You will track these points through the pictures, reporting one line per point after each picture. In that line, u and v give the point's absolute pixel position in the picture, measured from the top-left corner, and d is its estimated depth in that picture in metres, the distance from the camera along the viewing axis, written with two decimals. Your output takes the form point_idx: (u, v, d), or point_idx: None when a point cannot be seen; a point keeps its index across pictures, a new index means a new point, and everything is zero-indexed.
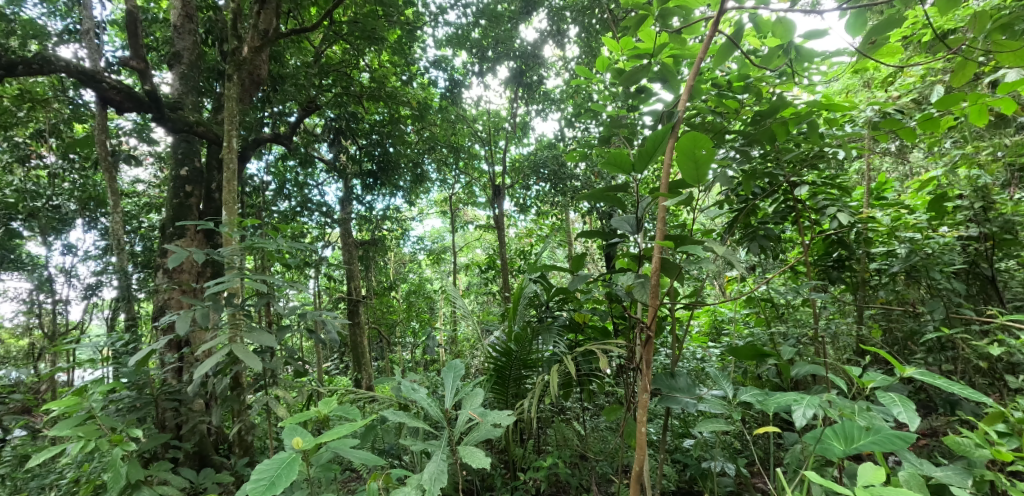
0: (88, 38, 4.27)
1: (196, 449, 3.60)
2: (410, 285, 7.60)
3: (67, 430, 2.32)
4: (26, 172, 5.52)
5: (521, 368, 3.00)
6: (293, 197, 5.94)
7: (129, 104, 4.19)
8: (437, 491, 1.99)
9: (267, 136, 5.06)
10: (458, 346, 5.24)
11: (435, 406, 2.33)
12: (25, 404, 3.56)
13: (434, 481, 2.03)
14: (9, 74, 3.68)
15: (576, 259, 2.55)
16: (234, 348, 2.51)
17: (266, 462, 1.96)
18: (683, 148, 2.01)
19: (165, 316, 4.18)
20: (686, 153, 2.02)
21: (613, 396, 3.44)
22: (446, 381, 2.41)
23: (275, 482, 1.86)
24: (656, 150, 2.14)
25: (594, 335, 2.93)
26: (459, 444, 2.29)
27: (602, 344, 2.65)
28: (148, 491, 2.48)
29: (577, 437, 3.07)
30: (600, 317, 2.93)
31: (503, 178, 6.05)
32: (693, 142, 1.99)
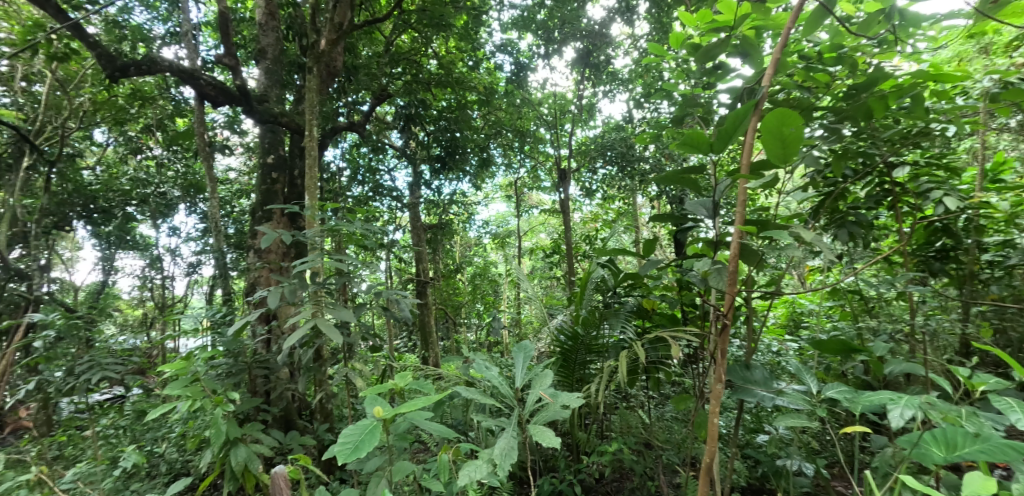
0: (186, 39, 4.55)
1: (282, 414, 3.84)
2: (475, 268, 7.52)
3: (178, 390, 2.62)
4: (138, 163, 6.06)
5: (587, 353, 2.98)
6: (366, 182, 6.15)
7: (223, 99, 4.47)
8: (507, 466, 2.01)
9: (343, 125, 5.23)
10: (523, 329, 5.27)
11: (505, 385, 2.37)
12: (141, 368, 3.98)
13: (504, 456, 2.05)
14: (123, 75, 3.98)
15: (646, 244, 2.47)
16: (317, 322, 2.65)
17: (351, 427, 2.04)
18: (769, 127, 1.89)
19: (256, 293, 4.49)
20: (771, 131, 1.89)
21: (680, 386, 3.36)
22: (517, 361, 2.45)
23: (359, 446, 1.95)
24: (737, 128, 2.00)
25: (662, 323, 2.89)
26: (529, 424, 2.29)
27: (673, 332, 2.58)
28: (245, 449, 2.72)
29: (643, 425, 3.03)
30: (668, 304, 2.86)
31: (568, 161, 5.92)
32: (782, 119, 1.85)
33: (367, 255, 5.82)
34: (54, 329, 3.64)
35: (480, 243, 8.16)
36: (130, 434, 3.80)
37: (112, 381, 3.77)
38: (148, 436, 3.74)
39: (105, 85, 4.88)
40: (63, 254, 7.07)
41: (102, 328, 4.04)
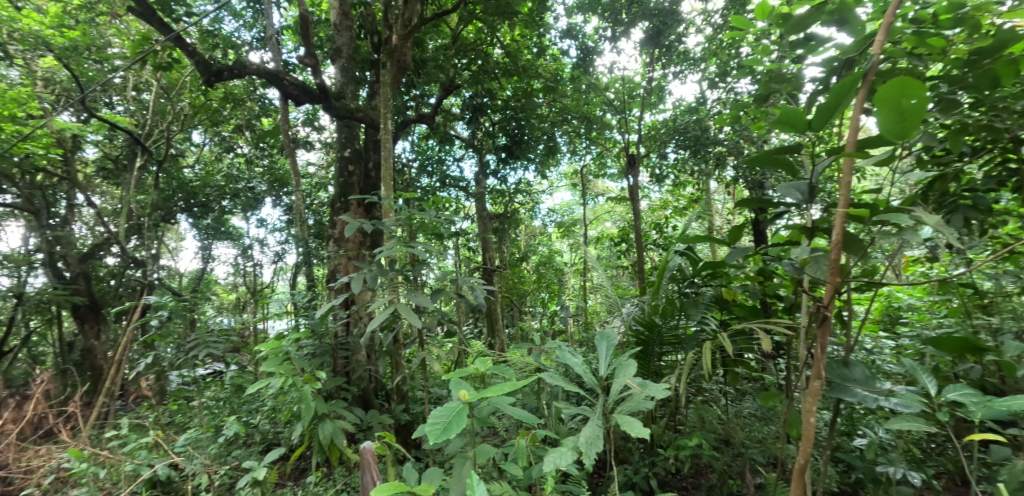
0: (271, 43, 4.84)
1: (361, 393, 4.24)
2: (540, 256, 7.57)
3: (272, 368, 3.23)
4: (230, 160, 6.55)
5: (663, 344, 2.95)
6: (434, 174, 6.34)
7: (305, 97, 4.78)
8: (592, 454, 2.04)
9: (413, 117, 5.43)
10: (589, 318, 5.26)
11: (589, 374, 2.39)
12: (238, 346, 4.37)
13: (589, 445, 2.07)
14: (218, 80, 4.28)
15: (733, 231, 2.41)
16: (398, 307, 2.88)
17: (440, 409, 2.16)
18: (885, 98, 1.77)
19: (336, 279, 4.79)
20: (888, 98, 1.77)
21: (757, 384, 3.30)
22: (600, 351, 2.44)
23: (448, 428, 2.06)
24: (841, 103, 1.90)
25: (743, 315, 2.85)
26: (612, 414, 2.32)
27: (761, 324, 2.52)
28: (328, 423, 3.29)
29: (721, 420, 3.00)
30: (751, 296, 2.81)
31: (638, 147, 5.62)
32: (901, 89, 1.74)
33: (437, 244, 6.01)
34: (167, 310, 4.12)
35: (545, 232, 8.17)
36: (230, 406, 4.21)
37: (215, 357, 4.21)
38: (246, 407, 4.14)
39: (200, 90, 5.29)
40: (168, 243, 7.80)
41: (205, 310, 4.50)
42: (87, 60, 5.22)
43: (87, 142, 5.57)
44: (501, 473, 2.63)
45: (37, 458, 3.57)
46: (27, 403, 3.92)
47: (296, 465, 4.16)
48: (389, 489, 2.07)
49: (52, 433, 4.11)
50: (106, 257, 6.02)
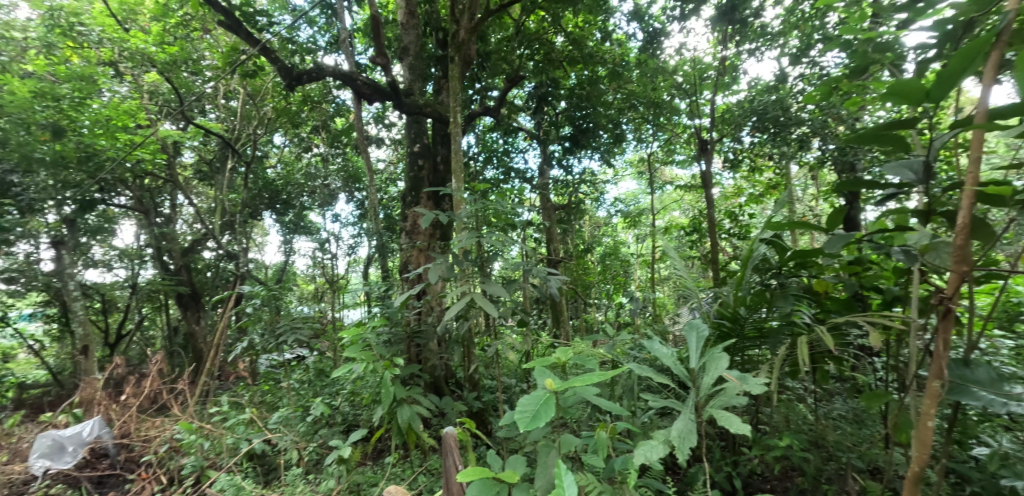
0: (344, 46, 5.08)
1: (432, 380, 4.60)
2: (605, 248, 7.50)
3: (354, 355, 3.66)
4: (309, 159, 6.97)
5: (748, 339, 2.83)
6: (499, 166, 6.44)
7: (376, 96, 4.98)
8: (687, 448, 2.05)
9: (479, 110, 5.51)
10: (656, 309, 5.18)
11: (680, 366, 2.37)
12: (319, 333, 4.70)
13: (683, 438, 2.10)
14: (298, 84, 4.53)
15: (836, 213, 2.31)
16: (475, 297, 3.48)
17: (528, 397, 2.27)
18: None
19: (407, 270, 5.02)
20: None
21: (846, 383, 3.10)
22: (691, 341, 2.44)
23: (536, 416, 2.15)
24: (966, 70, 1.64)
25: (836, 309, 2.76)
26: (705, 408, 2.31)
27: (865, 318, 2.36)
28: (408, 407, 3.72)
29: (807, 423, 2.83)
30: (847, 288, 2.70)
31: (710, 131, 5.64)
32: None
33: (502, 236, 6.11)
34: (258, 299, 4.48)
35: (610, 222, 8.08)
36: (313, 388, 4.55)
37: (300, 343, 4.55)
38: (327, 390, 4.46)
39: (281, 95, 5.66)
40: (256, 238, 8.39)
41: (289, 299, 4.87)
42: (185, 72, 5.74)
43: (186, 147, 6.13)
44: (579, 465, 2.67)
45: (153, 431, 4.04)
46: (145, 381, 4.42)
47: (374, 446, 4.43)
48: (475, 473, 2.16)
49: (164, 408, 4.61)
50: (204, 251, 6.60)
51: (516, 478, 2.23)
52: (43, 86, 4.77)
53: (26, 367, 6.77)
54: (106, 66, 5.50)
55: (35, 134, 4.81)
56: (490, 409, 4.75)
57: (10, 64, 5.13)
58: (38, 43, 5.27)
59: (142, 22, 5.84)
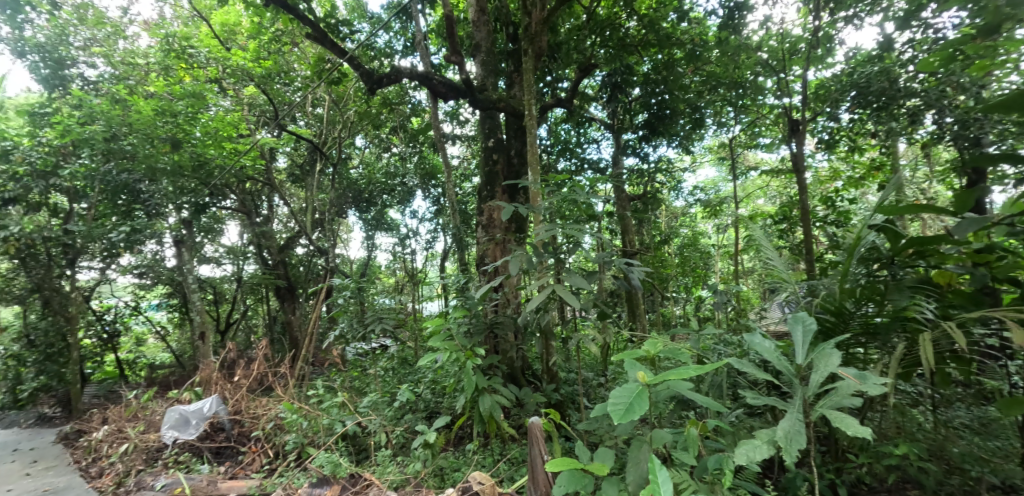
0: (420, 47, 5.21)
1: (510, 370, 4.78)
2: (683, 239, 7.28)
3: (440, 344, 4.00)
4: (388, 159, 7.27)
5: (857, 335, 2.67)
6: (571, 158, 6.41)
7: (450, 93, 5.10)
8: (796, 450, 2.02)
9: (552, 101, 5.40)
10: (741, 303, 4.96)
11: (784, 361, 2.30)
12: (402, 323, 4.96)
13: (790, 440, 2.06)
14: (379, 88, 4.73)
15: (962, 197, 2.22)
16: (557, 288, 3.69)
17: (619, 389, 2.33)
18: None
19: (485, 263, 5.15)
20: None
21: (970, 387, 2.89)
22: (795, 336, 2.34)
23: (630, 409, 2.22)
24: None
25: (966, 303, 2.58)
26: (813, 407, 2.23)
27: (1002, 315, 2.28)
28: (489, 397, 3.98)
29: (922, 431, 2.71)
30: (977, 281, 2.54)
31: (802, 110, 5.13)
32: None
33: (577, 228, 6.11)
34: (347, 290, 4.87)
35: (687, 213, 7.83)
36: (398, 375, 4.82)
37: (385, 332, 4.83)
38: (411, 378, 4.71)
39: (362, 99, 5.94)
40: (341, 235, 8.91)
41: (374, 291, 5.18)
42: (278, 83, 6.20)
43: (280, 152, 6.64)
44: (670, 461, 2.70)
45: (259, 408, 4.44)
46: (253, 364, 4.88)
47: (457, 432, 4.62)
48: (564, 464, 2.40)
49: (268, 390, 5.07)
50: (297, 247, 7.11)
51: (606, 470, 2.45)
52: (162, 104, 5.31)
53: (154, 350, 7.65)
54: (212, 83, 6.02)
55: (157, 147, 5.35)
56: (568, 401, 4.80)
57: (137, 86, 5.90)
58: (158, 66, 5.89)
59: (239, 40, 6.27)
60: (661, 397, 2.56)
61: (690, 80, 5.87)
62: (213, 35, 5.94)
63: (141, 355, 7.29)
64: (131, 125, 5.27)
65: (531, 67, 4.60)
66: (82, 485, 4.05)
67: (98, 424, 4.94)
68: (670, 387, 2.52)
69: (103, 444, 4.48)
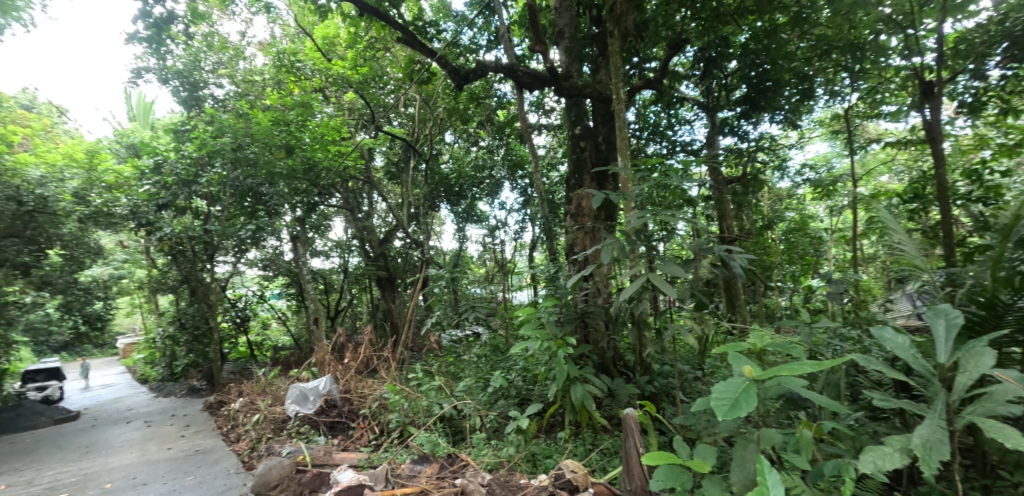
0: (504, 40, 5.28)
1: (600, 361, 4.82)
2: (790, 223, 6.80)
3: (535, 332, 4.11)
4: (477, 153, 7.41)
5: (1013, 334, 2.43)
6: (661, 140, 6.02)
7: (535, 83, 5.13)
8: (937, 461, 1.98)
9: (638, 83, 5.08)
10: (859, 294, 4.54)
11: (921, 363, 2.25)
12: (495, 311, 5.12)
13: (930, 450, 2.02)
14: (466, 84, 4.88)
15: None
16: (653, 278, 3.79)
17: (724, 384, 2.44)
18: None
19: (575, 252, 5.16)
20: None
21: None
22: (936, 335, 2.27)
23: (736, 405, 2.33)
24: None
25: None
26: (956, 415, 2.17)
27: None
28: (580, 386, 4.03)
29: None
30: None
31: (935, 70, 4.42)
32: None
33: None
34: (442, 281, 5.10)
35: (795, 194, 7.28)
36: (492, 362, 5.00)
37: (478, 320, 5.01)
38: (505, 365, 4.87)
39: (450, 97, 6.12)
40: (436, 228, 9.27)
41: (468, 281, 5.41)
42: (374, 88, 6.54)
43: (377, 152, 7.04)
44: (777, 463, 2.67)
45: (366, 388, 4.79)
46: (361, 349, 5.28)
47: (549, 420, 4.69)
48: (661, 458, 2.52)
49: (374, 371, 5.45)
50: (396, 240, 7.51)
51: (705, 468, 2.52)
52: (277, 115, 5.85)
53: (276, 333, 8.48)
54: (318, 92, 6.52)
55: (274, 153, 5.85)
56: (663, 394, 4.72)
57: (256, 100, 6.50)
58: (272, 81, 6.54)
59: (339, 50, 6.70)
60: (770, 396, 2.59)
61: (797, 46, 4.91)
62: (316, 48, 6.37)
63: (267, 337, 8.13)
64: (252, 136, 5.84)
65: (617, 51, 4.51)
66: (224, 448, 4.65)
67: (234, 397, 5.60)
68: (780, 385, 2.55)
69: (239, 414, 5.09)
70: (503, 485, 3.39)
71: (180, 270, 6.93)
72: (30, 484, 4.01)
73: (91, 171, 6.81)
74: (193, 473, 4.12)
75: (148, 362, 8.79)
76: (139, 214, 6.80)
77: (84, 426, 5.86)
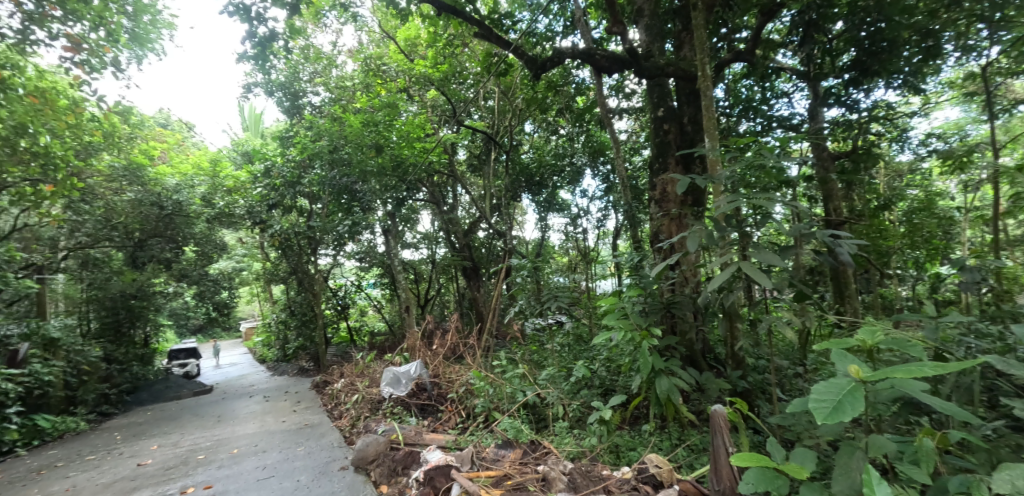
0: (580, 23, 5.15)
1: (689, 353, 4.58)
2: (911, 202, 5.98)
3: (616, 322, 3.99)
4: (557, 141, 7.35)
5: None
6: (756, 116, 5.49)
7: (614, 66, 4.96)
8: None
9: (728, 56, 4.72)
10: (998, 283, 3.89)
11: None
12: (576, 300, 5.09)
13: None
14: (542, 72, 4.84)
15: None
16: (744, 266, 3.49)
17: (824, 385, 2.18)
18: None
19: (660, 239, 4.95)
20: None
21: None
22: None
23: (838, 410, 2.06)
24: None
25: None
26: None
27: None
28: (666, 379, 3.84)
29: None
30: None
31: None
32: None
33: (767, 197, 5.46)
34: (524, 271, 5.21)
35: (918, 169, 6.38)
36: (574, 351, 4.99)
37: (561, 310, 5.03)
38: (586, 355, 4.83)
39: (528, 86, 6.11)
40: (517, 218, 9.31)
41: (548, 270, 5.44)
42: (455, 83, 6.72)
43: (460, 146, 7.24)
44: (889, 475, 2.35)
45: (453, 374, 5.08)
46: (447, 335, 5.54)
47: (633, 412, 4.60)
48: (752, 460, 2.29)
49: (460, 358, 5.69)
50: (480, 231, 7.71)
51: (804, 474, 2.26)
52: (366, 116, 6.14)
53: (375, 319, 9.15)
54: (403, 92, 6.71)
55: (366, 153, 6.26)
56: (757, 391, 4.41)
57: (348, 105, 6.95)
58: (361, 86, 6.98)
59: (421, 51, 6.88)
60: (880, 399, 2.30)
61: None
62: (399, 50, 6.63)
63: (364, 324, 8.84)
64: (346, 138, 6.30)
65: (701, 23, 4.22)
66: (329, 423, 5.13)
67: (337, 377, 6.16)
68: (894, 388, 2.23)
69: (341, 393, 5.61)
70: (585, 474, 3.33)
71: (290, 263, 7.75)
72: (175, 446, 4.74)
73: (215, 178, 8.28)
74: (302, 444, 4.60)
75: (268, 344, 9.95)
76: (253, 213, 7.49)
77: (215, 398, 6.93)
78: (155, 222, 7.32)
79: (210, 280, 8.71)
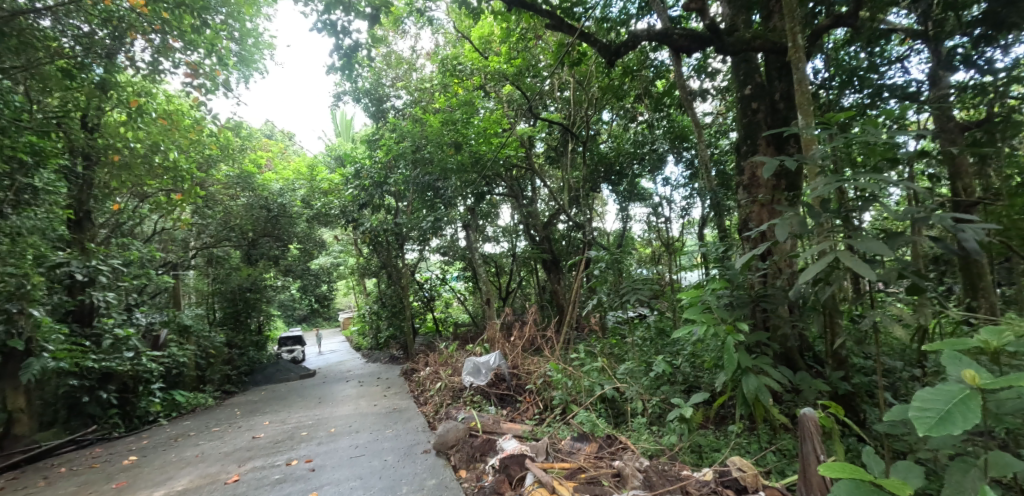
0: (657, 4, 4.93)
1: (783, 351, 4.25)
2: None
3: (696, 316, 3.77)
4: (637, 129, 7.15)
5: None
6: (863, 88, 4.89)
7: (694, 45, 4.68)
8: None
9: (826, 23, 4.28)
10: None
11: None
12: (657, 293, 4.91)
13: None
14: (617, 58, 4.69)
15: None
16: (841, 257, 2.96)
17: (931, 390, 1.73)
18: None
19: (747, 228, 4.63)
20: None
21: None
22: None
23: (945, 421, 1.63)
24: None
25: None
26: None
27: None
28: (755, 377, 3.55)
29: None
30: None
31: None
32: None
33: None
34: (603, 262, 5.12)
35: None
36: (655, 346, 4.83)
37: (642, 303, 4.86)
38: (668, 350, 4.67)
39: (604, 74, 5.98)
40: (597, 209, 9.20)
41: (628, 262, 5.31)
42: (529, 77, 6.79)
43: (537, 139, 7.29)
44: None
45: (531, 365, 5.15)
46: (526, 327, 5.64)
47: (719, 412, 4.37)
48: (843, 470, 1.78)
49: (538, 350, 5.77)
50: (558, 223, 7.70)
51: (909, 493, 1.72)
52: (446, 116, 6.48)
53: (457, 311, 9.58)
54: (478, 89, 6.90)
55: (445, 151, 6.54)
56: (864, 393, 3.97)
57: (428, 106, 7.30)
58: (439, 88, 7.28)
59: (494, 48, 7.01)
60: (1006, 409, 1.83)
61: None
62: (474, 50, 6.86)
63: (448, 314, 9.26)
64: (427, 137, 6.62)
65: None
66: (415, 408, 5.46)
67: (423, 365, 6.52)
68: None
69: (426, 381, 5.95)
70: (662, 473, 3.21)
71: (380, 258, 8.38)
72: (283, 423, 5.33)
73: (312, 182, 9.30)
74: (391, 427, 4.94)
75: (362, 331, 10.74)
76: (346, 212, 8.30)
77: (318, 381, 7.70)
78: (265, 223, 8.38)
79: (310, 274, 9.69)
